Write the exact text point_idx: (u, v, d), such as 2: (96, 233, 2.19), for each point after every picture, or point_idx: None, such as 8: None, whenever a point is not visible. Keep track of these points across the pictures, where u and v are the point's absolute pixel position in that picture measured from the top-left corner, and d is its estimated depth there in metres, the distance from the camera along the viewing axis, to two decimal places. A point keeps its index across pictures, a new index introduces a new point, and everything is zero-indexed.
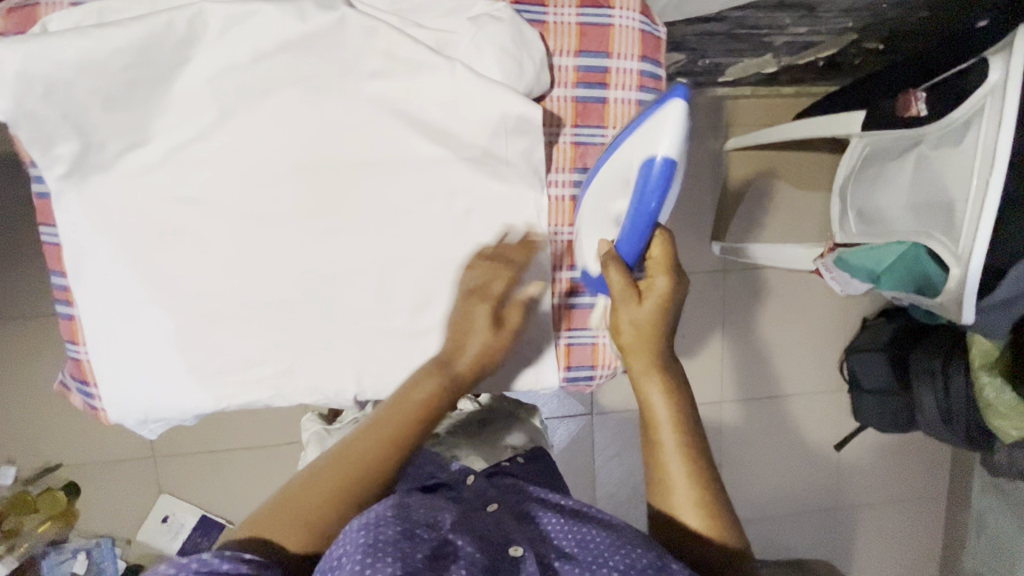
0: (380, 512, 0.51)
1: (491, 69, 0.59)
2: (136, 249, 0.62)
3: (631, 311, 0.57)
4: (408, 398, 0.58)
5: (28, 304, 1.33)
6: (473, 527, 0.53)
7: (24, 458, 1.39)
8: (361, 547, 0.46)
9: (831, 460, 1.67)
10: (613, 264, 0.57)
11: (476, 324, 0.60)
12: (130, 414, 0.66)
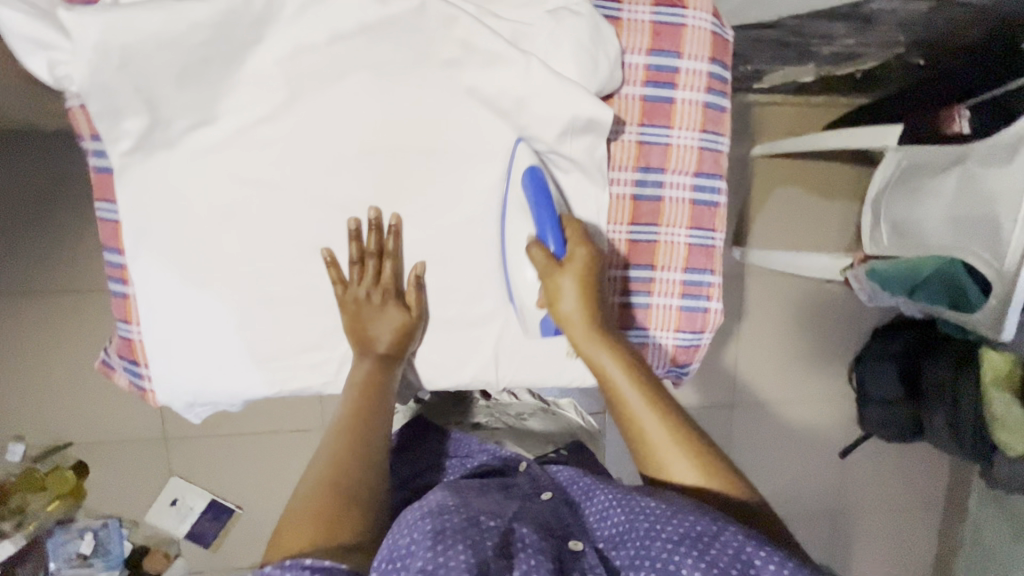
0: (440, 506, 0.53)
1: (566, 64, 0.59)
2: (196, 228, 0.61)
3: (561, 289, 0.60)
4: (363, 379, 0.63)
5: (47, 280, 1.32)
6: (535, 519, 0.54)
7: (34, 435, 1.38)
8: (426, 536, 0.47)
9: (836, 467, 1.69)
10: (535, 246, 0.61)
11: (385, 311, 0.64)
12: (179, 396, 0.66)
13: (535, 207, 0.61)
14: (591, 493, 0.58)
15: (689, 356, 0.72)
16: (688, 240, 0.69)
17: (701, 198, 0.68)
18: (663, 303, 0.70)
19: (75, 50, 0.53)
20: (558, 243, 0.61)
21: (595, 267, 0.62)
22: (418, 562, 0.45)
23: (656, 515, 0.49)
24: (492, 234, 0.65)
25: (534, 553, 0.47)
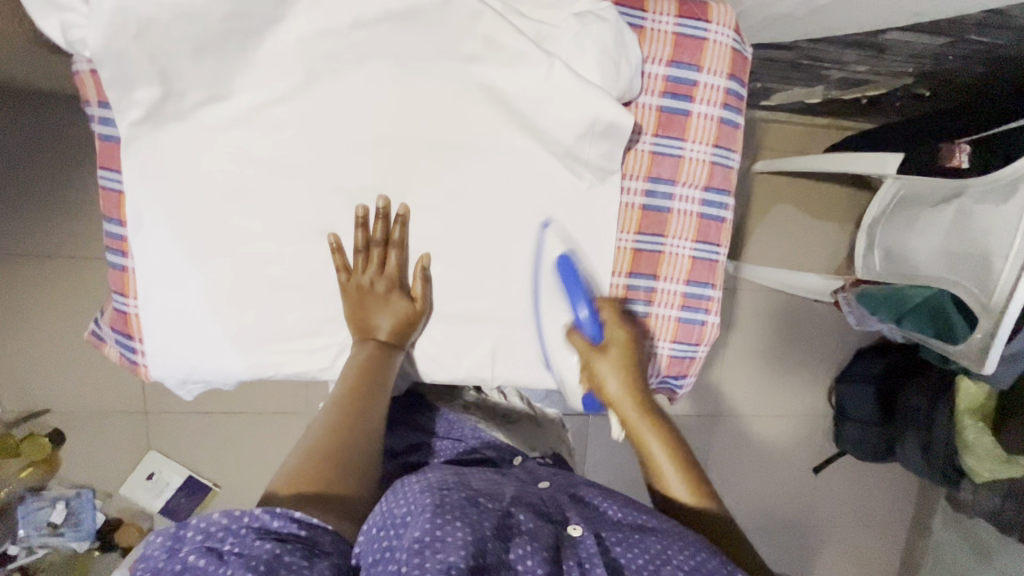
0: (442, 482, 0.52)
1: (589, 70, 0.59)
2: (201, 206, 0.60)
3: (599, 368, 0.65)
4: (363, 363, 0.63)
5: (37, 242, 1.30)
6: (535, 502, 0.53)
7: (10, 399, 1.36)
8: (430, 506, 0.46)
9: (809, 482, 1.73)
10: (575, 333, 0.65)
11: (387, 301, 0.64)
12: (173, 373, 0.65)
13: (568, 287, 0.65)
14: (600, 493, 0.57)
15: (684, 367, 0.74)
16: (692, 252, 0.70)
17: (709, 212, 0.69)
18: (662, 312, 0.71)
19: (90, 14, 0.51)
20: (596, 330, 0.65)
21: (634, 348, 0.66)
22: (413, 531, 0.44)
23: (663, 533, 0.50)
24: (501, 232, 0.65)
25: (531, 541, 0.46)
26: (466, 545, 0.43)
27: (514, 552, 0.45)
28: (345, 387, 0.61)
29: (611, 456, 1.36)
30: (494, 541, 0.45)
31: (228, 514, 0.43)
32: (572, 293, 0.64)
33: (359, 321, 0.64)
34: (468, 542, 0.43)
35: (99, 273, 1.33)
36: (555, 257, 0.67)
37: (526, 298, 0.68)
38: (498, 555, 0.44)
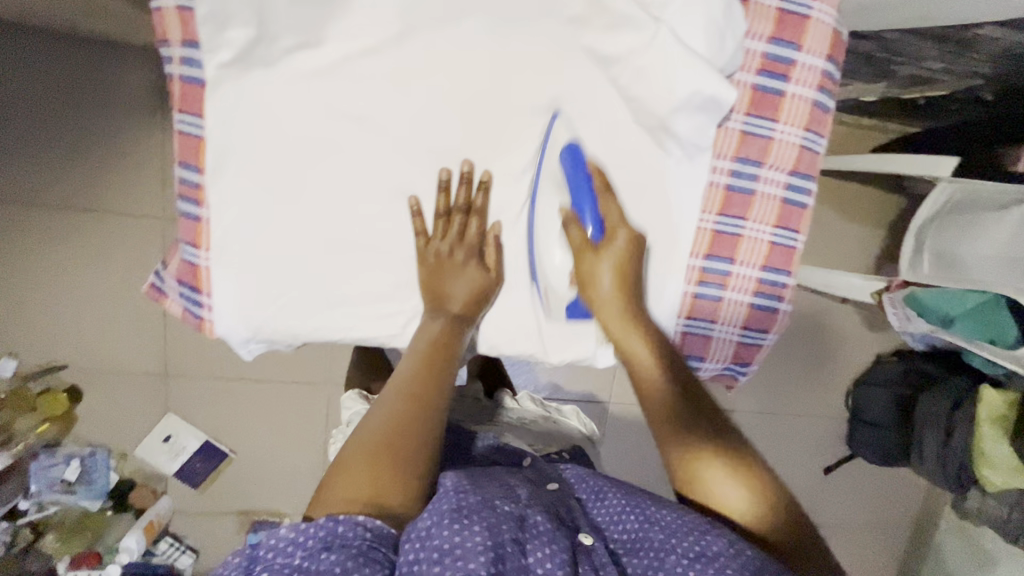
0: (451, 483, 0.48)
1: (698, 40, 0.56)
2: (282, 157, 0.58)
3: (596, 271, 0.60)
4: (437, 338, 0.59)
5: (65, 193, 1.28)
6: (546, 505, 0.50)
7: (28, 353, 1.33)
8: (444, 513, 0.43)
9: (821, 483, 1.73)
10: (572, 225, 0.60)
11: (467, 269, 0.62)
12: (239, 329, 0.63)
13: (575, 187, 0.60)
14: (602, 492, 0.54)
15: (750, 354, 0.74)
16: (771, 238, 0.69)
17: (792, 197, 0.68)
18: (735, 298, 0.70)
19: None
20: (595, 225, 0.60)
21: (637, 248, 0.62)
22: (432, 540, 0.41)
23: (676, 528, 0.47)
24: (557, 115, 0.60)
25: (550, 542, 0.44)
26: (486, 550, 0.41)
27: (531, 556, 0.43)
28: (420, 366, 0.55)
29: (635, 446, 1.35)
30: (512, 548, 0.43)
31: (295, 527, 0.41)
32: (579, 198, 0.60)
33: (430, 290, 0.62)
34: (487, 546, 0.41)
35: (127, 228, 1.31)
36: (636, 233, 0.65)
37: None
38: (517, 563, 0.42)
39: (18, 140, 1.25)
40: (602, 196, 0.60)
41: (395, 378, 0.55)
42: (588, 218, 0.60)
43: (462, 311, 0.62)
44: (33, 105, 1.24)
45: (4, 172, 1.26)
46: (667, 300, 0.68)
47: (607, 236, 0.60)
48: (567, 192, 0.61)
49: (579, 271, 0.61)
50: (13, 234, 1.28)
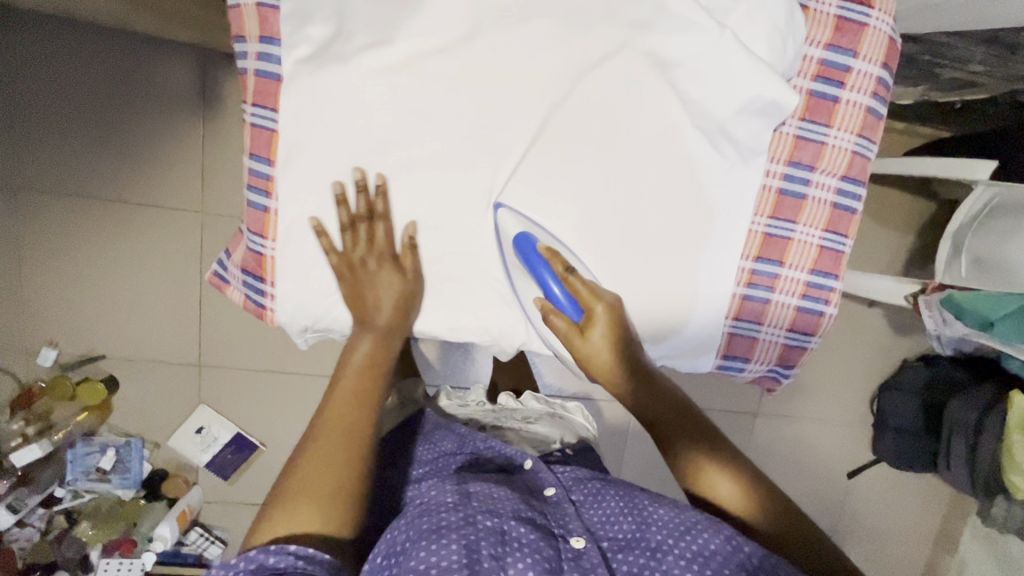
0: (433, 504, 0.55)
1: (758, 43, 0.58)
2: (350, 154, 0.60)
3: (587, 343, 0.62)
4: (369, 360, 0.61)
5: (107, 187, 1.31)
6: (534, 515, 0.56)
7: (68, 342, 1.36)
8: (422, 533, 0.50)
9: (845, 489, 1.72)
10: (551, 314, 0.62)
11: (387, 278, 0.62)
12: (298, 320, 0.65)
13: (531, 266, 0.61)
14: (601, 499, 0.61)
15: (795, 357, 0.73)
16: (820, 242, 0.69)
17: (842, 202, 0.68)
18: (783, 300, 0.70)
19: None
20: (570, 305, 0.62)
21: (618, 315, 0.62)
22: (411, 557, 0.48)
23: (667, 529, 0.53)
24: (495, 204, 0.62)
25: (527, 553, 0.50)
26: (460, 565, 0.46)
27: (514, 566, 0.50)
28: (357, 397, 0.57)
29: None
30: (486, 559, 0.48)
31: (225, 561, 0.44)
32: (534, 269, 0.61)
33: (352, 305, 0.63)
34: (462, 563, 0.47)
35: (166, 223, 1.33)
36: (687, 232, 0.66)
37: (650, 272, 0.67)
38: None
39: (65, 134, 1.28)
40: (564, 275, 0.61)
41: (324, 409, 0.56)
42: (565, 307, 0.62)
43: (391, 326, 0.63)
44: (80, 101, 1.27)
45: (51, 166, 1.29)
46: (717, 301, 0.69)
47: (585, 313, 0.62)
48: (530, 277, 0.62)
49: (575, 352, 0.64)
50: (57, 226, 1.31)
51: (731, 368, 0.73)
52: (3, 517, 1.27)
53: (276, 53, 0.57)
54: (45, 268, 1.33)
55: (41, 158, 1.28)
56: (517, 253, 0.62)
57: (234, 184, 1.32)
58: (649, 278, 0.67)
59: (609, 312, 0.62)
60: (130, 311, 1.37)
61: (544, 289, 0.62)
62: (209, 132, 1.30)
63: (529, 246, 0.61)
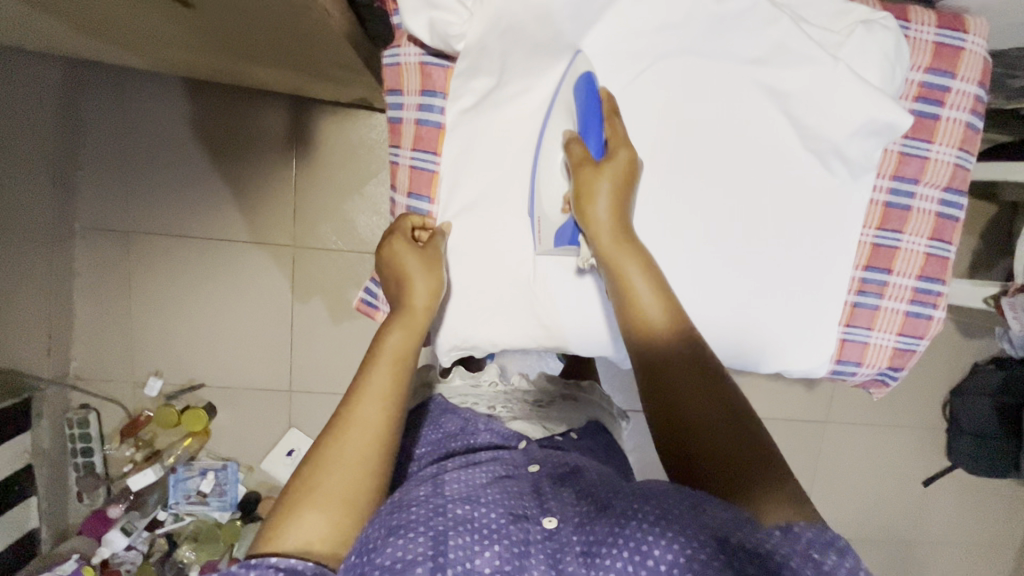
0: (407, 497, 0.57)
1: (870, 72, 0.64)
2: (501, 185, 0.69)
3: (597, 180, 0.61)
4: (395, 352, 0.61)
5: (203, 225, 1.40)
6: (508, 498, 0.57)
7: (170, 373, 1.45)
8: (388, 528, 0.52)
9: (936, 505, 1.63)
10: (573, 142, 0.62)
11: (422, 270, 0.66)
12: (450, 340, 0.73)
13: (584, 110, 0.63)
14: (582, 481, 0.61)
15: (905, 360, 0.76)
16: (926, 249, 0.73)
17: (946, 211, 0.73)
18: (892, 306, 0.74)
19: (471, 15, 0.64)
20: (598, 145, 0.63)
21: (634, 172, 0.63)
22: (383, 557, 0.50)
23: (632, 498, 0.53)
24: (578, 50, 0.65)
25: (492, 543, 0.51)
26: (426, 557, 0.49)
27: (480, 557, 0.51)
28: (381, 400, 0.58)
29: None
30: (450, 550, 0.50)
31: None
32: (586, 122, 0.63)
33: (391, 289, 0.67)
34: (425, 556, 0.49)
35: (259, 257, 1.42)
36: (802, 245, 0.71)
37: (771, 284, 0.71)
38: (460, 565, 0.50)
39: (168, 180, 1.38)
40: (609, 119, 0.63)
41: (338, 411, 0.58)
42: (592, 146, 0.63)
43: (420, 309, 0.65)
44: (182, 148, 1.37)
45: (155, 209, 1.39)
46: (833, 310, 0.73)
47: (609, 156, 0.62)
48: (576, 118, 0.64)
49: (578, 184, 0.62)
50: (159, 264, 1.41)
51: (844, 372, 0.77)
52: (118, 538, 1.34)
53: (436, 103, 0.69)
54: (149, 305, 1.43)
55: (147, 202, 1.39)
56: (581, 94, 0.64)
57: (323, 218, 1.41)
58: (769, 289, 0.71)
59: (624, 168, 0.62)
60: (226, 341, 1.45)
61: (583, 132, 0.63)
62: (300, 171, 1.38)
63: (592, 83, 0.64)
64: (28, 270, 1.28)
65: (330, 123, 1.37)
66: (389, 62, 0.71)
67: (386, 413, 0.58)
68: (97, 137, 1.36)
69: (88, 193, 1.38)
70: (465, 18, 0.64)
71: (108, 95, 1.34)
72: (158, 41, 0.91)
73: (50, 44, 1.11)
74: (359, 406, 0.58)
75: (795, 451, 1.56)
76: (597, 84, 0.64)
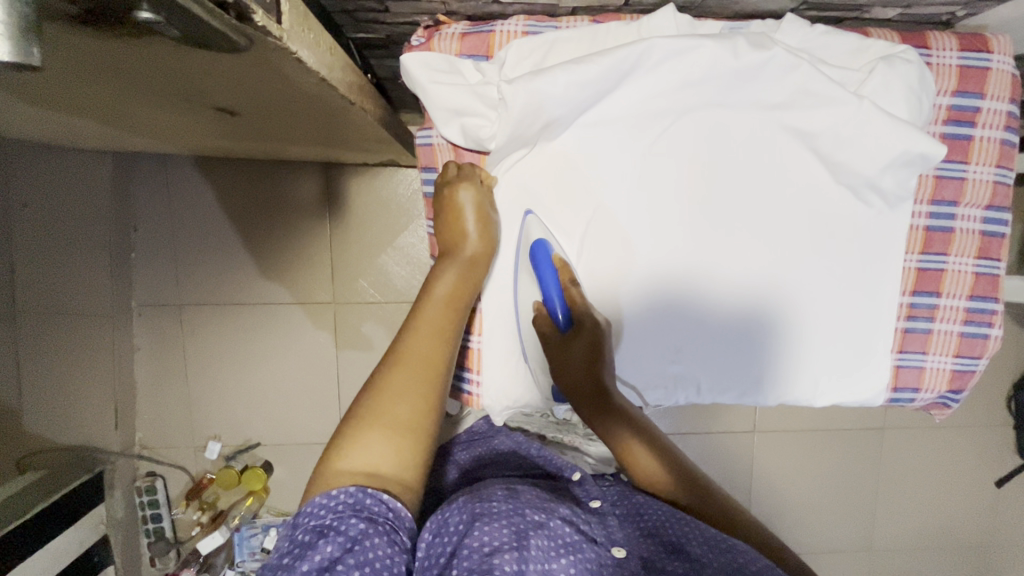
0: (487, 495, 0.63)
1: (897, 103, 0.65)
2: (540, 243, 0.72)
3: (567, 354, 0.68)
4: (450, 289, 0.65)
5: (248, 291, 1.46)
6: (577, 520, 0.62)
7: (228, 435, 1.51)
8: (473, 517, 0.58)
9: (1015, 504, 1.54)
10: (542, 316, 0.70)
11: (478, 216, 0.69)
12: (500, 401, 0.77)
13: (542, 280, 0.69)
14: (643, 513, 0.65)
15: (965, 381, 0.74)
16: (975, 269, 0.72)
17: (990, 229, 0.71)
18: (945, 328, 0.73)
19: (499, 117, 0.67)
20: (564, 314, 0.68)
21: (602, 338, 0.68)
22: (472, 541, 0.54)
23: (707, 546, 0.58)
24: (527, 210, 0.71)
25: (569, 550, 0.56)
26: (509, 545, 0.53)
27: (556, 562, 0.54)
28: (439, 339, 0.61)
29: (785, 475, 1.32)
30: (531, 547, 0.54)
31: (328, 493, 0.51)
32: (540, 273, 0.69)
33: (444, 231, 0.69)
34: (510, 544, 0.54)
35: (303, 316, 1.47)
36: (843, 278, 0.71)
37: (818, 318, 0.71)
38: (539, 564, 0.53)
39: (214, 251, 1.45)
40: (568, 287, 0.69)
41: (405, 342, 0.60)
42: (555, 311, 0.69)
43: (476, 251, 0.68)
44: (225, 221, 1.44)
45: (204, 282, 1.46)
46: (885, 337, 0.72)
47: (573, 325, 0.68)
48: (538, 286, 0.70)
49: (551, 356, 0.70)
50: (210, 332, 1.48)
51: (902, 399, 0.75)
52: None
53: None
54: (204, 371, 1.49)
55: (195, 275, 1.46)
56: (536, 264, 0.69)
57: (358, 272, 1.46)
58: (817, 324, 0.71)
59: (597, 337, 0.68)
60: (277, 399, 1.51)
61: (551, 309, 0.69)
62: (333, 230, 1.44)
63: (545, 250, 0.69)
64: (92, 351, 1.36)
65: (359, 183, 1.42)
66: (421, 141, 0.75)
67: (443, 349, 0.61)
68: (146, 219, 1.45)
69: (142, 272, 1.46)
70: (495, 118, 0.68)
71: (157, 181, 1.43)
72: (196, 133, 0.96)
73: (100, 144, 1.20)
74: (416, 341, 0.60)
75: (853, 459, 1.51)
76: (547, 248, 0.69)
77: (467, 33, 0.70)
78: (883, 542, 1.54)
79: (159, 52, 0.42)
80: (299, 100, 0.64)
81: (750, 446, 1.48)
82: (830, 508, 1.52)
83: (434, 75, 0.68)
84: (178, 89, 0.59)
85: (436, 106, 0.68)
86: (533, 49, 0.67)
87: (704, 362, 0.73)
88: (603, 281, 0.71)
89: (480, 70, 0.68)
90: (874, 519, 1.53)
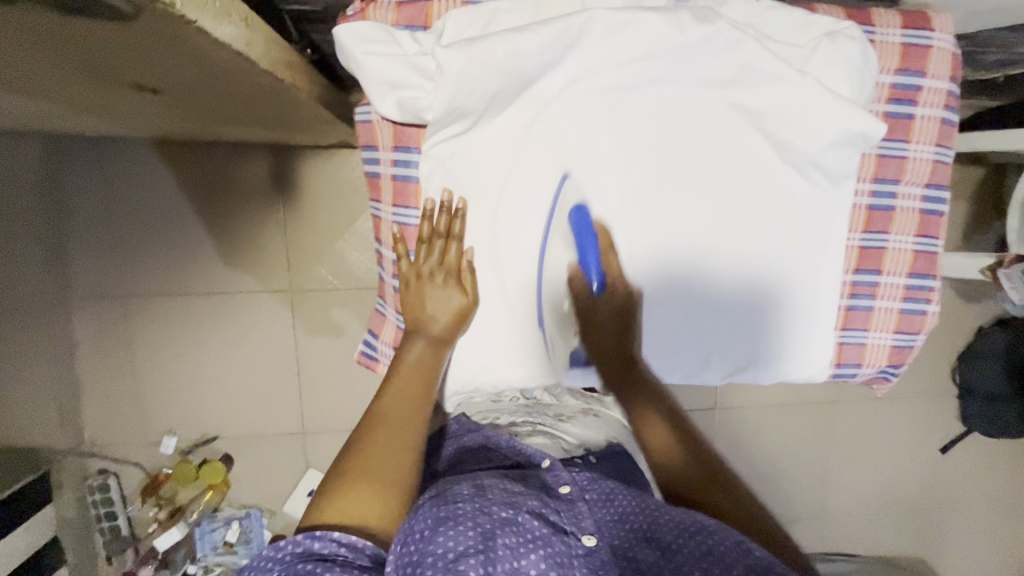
0: (452, 494, 0.56)
1: (839, 77, 0.64)
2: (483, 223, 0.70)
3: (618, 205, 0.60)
4: (424, 359, 0.67)
5: (197, 279, 1.40)
6: (547, 509, 0.58)
7: (185, 429, 1.46)
8: (439, 516, 0.52)
9: (957, 468, 1.63)
10: None
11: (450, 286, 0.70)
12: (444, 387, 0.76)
13: None
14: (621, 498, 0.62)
15: (903, 356, 0.76)
16: (914, 246, 0.74)
17: (930, 207, 0.73)
18: (886, 305, 0.75)
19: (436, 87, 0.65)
20: None
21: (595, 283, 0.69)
22: (437, 548, 0.49)
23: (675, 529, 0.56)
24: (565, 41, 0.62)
25: (542, 548, 0.52)
26: (475, 550, 0.49)
27: (525, 559, 0.51)
28: (413, 391, 0.64)
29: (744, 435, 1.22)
30: (499, 548, 0.51)
31: None
32: None
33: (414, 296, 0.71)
34: (476, 548, 0.49)
35: (257, 305, 1.42)
36: (787, 258, 0.71)
37: (760, 299, 0.72)
38: (507, 563, 0.50)
39: (158, 238, 1.38)
40: None
41: (382, 398, 0.63)
42: None
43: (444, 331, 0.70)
44: (169, 207, 1.37)
45: (152, 270, 1.40)
46: (827, 315, 0.73)
47: None
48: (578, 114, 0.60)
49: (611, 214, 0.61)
50: (160, 322, 1.42)
51: (845, 374, 0.77)
52: None
53: (411, 160, 0.71)
54: (155, 364, 1.44)
55: (140, 265, 1.39)
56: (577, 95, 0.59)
57: (315, 258, 1.41)
58: (759, 305, 0.72)
59: None
60: (234, 389, 1.46)
61: None
62: (285, 214, 1.39)
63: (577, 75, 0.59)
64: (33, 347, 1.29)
65: (311, 165, 1.37)
66: (360, 119, 0.73)
67: (421, 409, 0.63)
68: (82, 206, 1.36)
69: (81, 263, 1.38)
70: (431, 89, 0.65)
71: (92, 164, 1.35)
72: (128, 113, 0.90)
73: (26, 127, 1.12)
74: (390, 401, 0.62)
75: (808, 431, 1.56)
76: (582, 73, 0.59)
77: (403, 3, 0.67)
78: (836, 509, 1.61)
79: (39, 18, 0.39)
80: (223, 75, 0.59)
81: (710, 422, 1.52)
82: (788, 479, 1.57)
83: (367, 46, 0.64)
84: (82, 62, 0.54)
85: (370, 81, 0.65)
86: (473, 19, 0.65)
87: (652, 343, 0.73)
88: (531, 263, 0.70)
89: (416, 41, 0.65)
90: (828, 487, 1.59)
